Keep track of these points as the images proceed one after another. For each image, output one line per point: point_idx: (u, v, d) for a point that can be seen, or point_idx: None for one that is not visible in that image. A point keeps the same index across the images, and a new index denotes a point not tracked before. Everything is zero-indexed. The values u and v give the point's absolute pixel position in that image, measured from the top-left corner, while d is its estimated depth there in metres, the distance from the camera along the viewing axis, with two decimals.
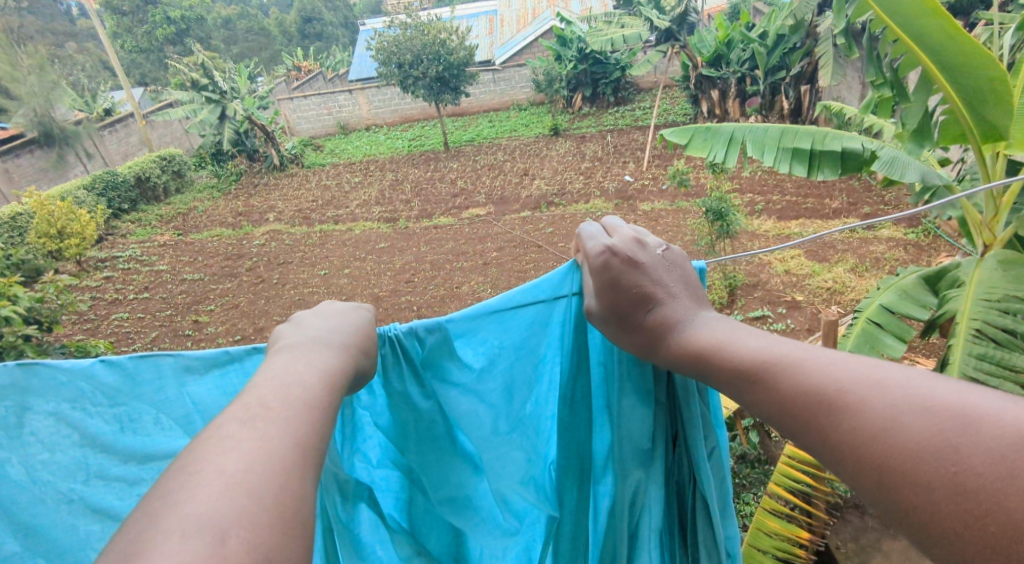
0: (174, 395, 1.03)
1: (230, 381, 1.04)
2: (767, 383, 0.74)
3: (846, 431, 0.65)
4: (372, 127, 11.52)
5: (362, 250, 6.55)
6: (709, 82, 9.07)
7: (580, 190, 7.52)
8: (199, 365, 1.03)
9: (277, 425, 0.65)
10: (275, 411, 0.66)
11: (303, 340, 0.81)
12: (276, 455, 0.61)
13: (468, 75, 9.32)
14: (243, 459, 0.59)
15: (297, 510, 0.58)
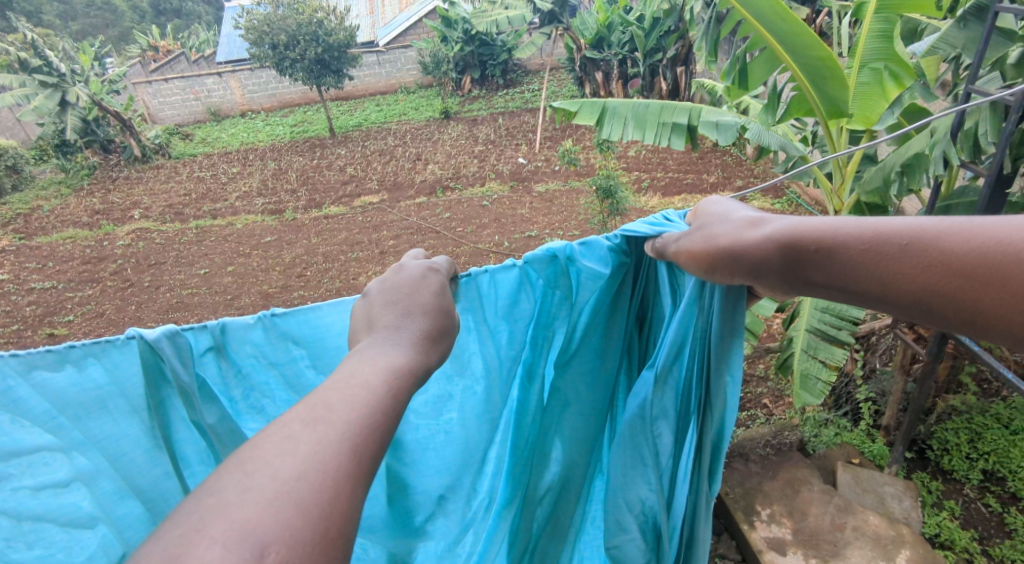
0: (24, 394, 0.85)
1: (89, 377, 0.88)
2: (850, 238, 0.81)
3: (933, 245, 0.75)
4: (248, 114, 10.72)
5: (246, 245, 6.11)
6: (593, 64, 9.35)
7: (475, 173, 7.50)
8: (52, 358, 0.85)
9: (334, 429, 0.63)
10: (336, 414, 0.64)
11: (378, 337, 0.79)
12: (329, 455, 0.60)
13: (350, 58, 8.94)
14: (296, 464, 0.58)
15: (336, 523, 0.57)
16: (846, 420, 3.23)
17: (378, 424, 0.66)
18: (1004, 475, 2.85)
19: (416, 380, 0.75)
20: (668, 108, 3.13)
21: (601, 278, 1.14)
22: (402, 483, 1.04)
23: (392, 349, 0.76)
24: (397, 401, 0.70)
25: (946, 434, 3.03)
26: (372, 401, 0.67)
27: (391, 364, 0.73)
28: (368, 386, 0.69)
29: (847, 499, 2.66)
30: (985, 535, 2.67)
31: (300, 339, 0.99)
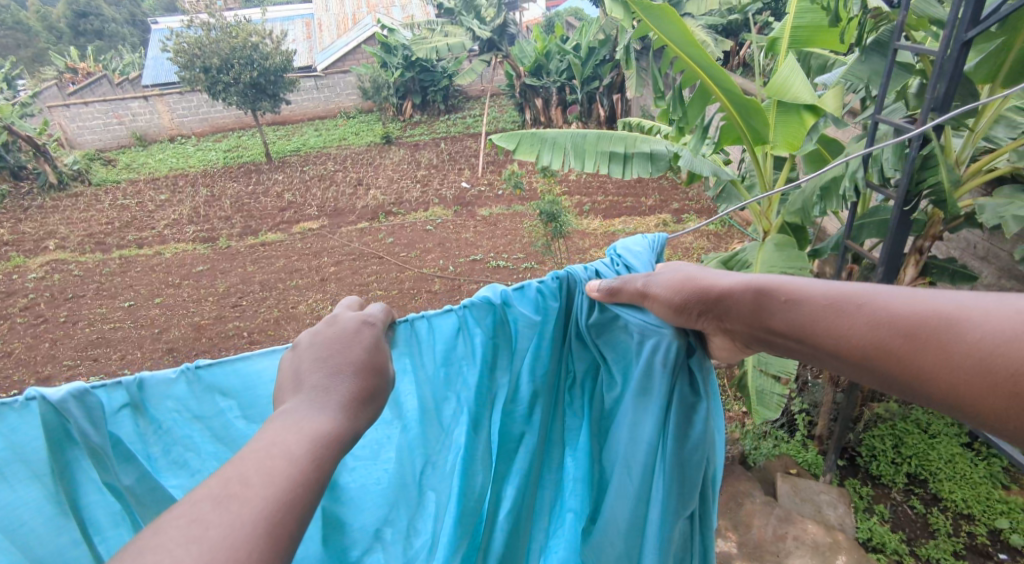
0: None
1: None
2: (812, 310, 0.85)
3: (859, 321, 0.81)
4: (177, 138, 10.29)
5: (175, 274, 5.81)
6: (533, 91, 9.58)
7: (418, 197, 7.46)
8: None
9: (247, 507, 0.61)
10: (250, 489, 0.62)
11: (303, 401, 0.76)
12: (240, 541, 0.58)
13: (287, 82, 8.77)
14: (203, 552, 0.56)
15: None
16: (783, 431, 3.36)
17: (297, 501, 0.64)
18: (926, 478, 3.02)
19: (343, 448, 0.73)
20: (604, 137, 3.21)
21: (537, 322, 1.11)
22: (337, 523, 0.99)
23: (318, 417, 0.74)
24: (319, 470, 0.68)
25: (873, 441, 3.20)
26: (292, 473, 0.66)
27: (315, 431, 0.71)
28: (288, 457, 0.67)
29: (787, 509, 2.74)
30: (913, 535, 2.81)
31: (229, 390, 0.92)
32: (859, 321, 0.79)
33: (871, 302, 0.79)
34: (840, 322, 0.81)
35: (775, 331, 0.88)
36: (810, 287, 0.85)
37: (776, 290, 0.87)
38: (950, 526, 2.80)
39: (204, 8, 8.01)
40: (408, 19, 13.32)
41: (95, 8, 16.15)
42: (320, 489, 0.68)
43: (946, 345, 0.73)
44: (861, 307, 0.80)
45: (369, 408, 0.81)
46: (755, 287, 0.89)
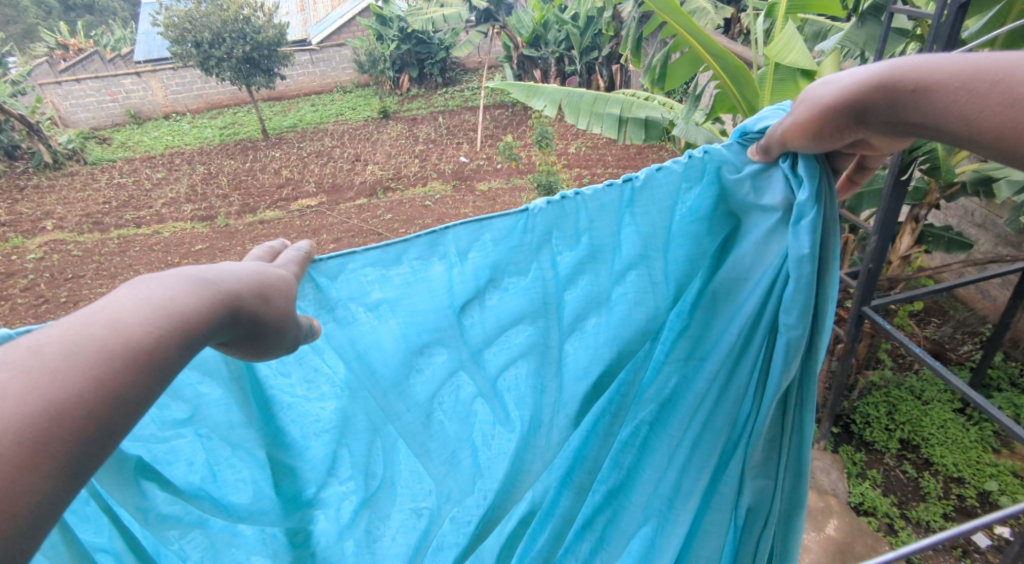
0: None
1: None
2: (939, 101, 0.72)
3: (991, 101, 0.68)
4: (172, 116, 10.17)
5: (174, 254, 5.81)
6: (530, 62, 9.45)
7: (415, 173, 7.42)
8: None
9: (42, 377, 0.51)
10: (48, 358, 0.51)
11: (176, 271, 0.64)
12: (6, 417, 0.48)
13: (281, 56, 8.57)
14: None
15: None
16: None
17: (113, 382, 0.54)
18: (918, 443, 3.07)
19: (199, 335, 0.61)
20: (600, 99, 3.17)
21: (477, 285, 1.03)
22: (286, 466, 0.99)
23: (169, 287, 0.61)
24: (155, 351, 0.57)
25: (867, 407, 3.25)
26: (108, 345, 0.54)
27: (166, 301, 0.59)
28: (114, 326, 0.55)
29: None
30: (903, 499, 2.86)
31: None
32: (992, 101, 0.67)
33: (1010, 79, 0.66)
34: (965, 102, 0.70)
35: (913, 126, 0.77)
36: (948, 67, 0.72)
37: (905, 79, 0.75)
38: (940, 489, 2.86)
39: None
40: None
41: None
42: (154, 380, 0.57)
43: None
44: (997, 85, 0.67)
45: (257, 303, 0.70)
46: (881, 80, 0.77)
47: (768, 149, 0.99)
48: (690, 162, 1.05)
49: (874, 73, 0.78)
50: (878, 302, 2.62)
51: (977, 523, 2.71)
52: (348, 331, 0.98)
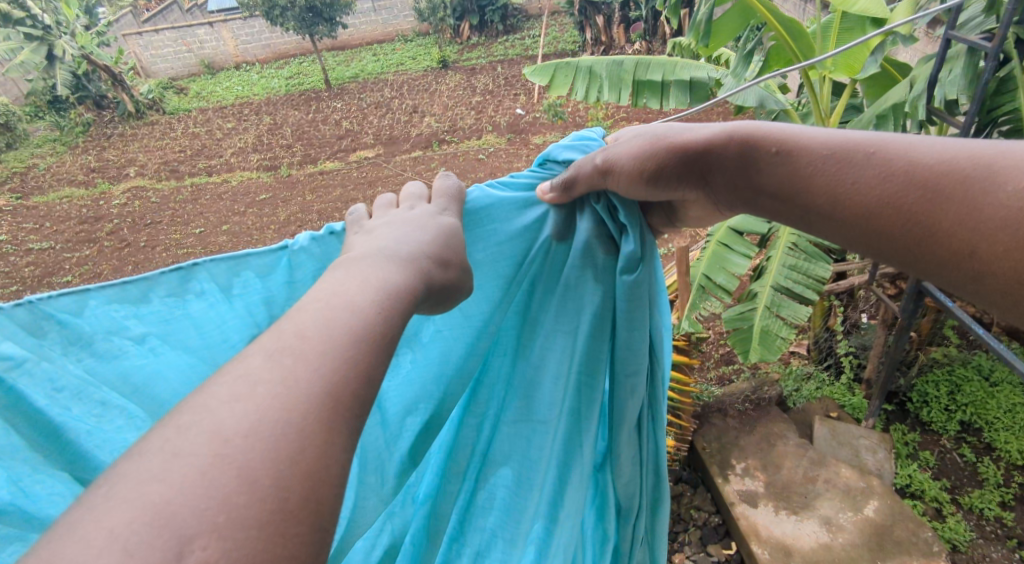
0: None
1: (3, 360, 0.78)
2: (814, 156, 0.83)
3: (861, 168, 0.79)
4: (242, 66, 10.37)
5: (241, 203, 6.05)
6: (594, 8, 9.00)
7: (471, 125, 7.34)
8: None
9: (295, 358, 0.59)
10: (309, 341, 0.61)
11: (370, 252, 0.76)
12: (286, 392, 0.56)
13: (344, 4, 8.42)
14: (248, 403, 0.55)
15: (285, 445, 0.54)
16: (828, 374, 3.25)
17: (367, 358, 0.63)
18: (980, 426, 2.88)
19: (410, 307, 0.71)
20: (642, 64, 3.03)
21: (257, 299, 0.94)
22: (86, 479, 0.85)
23: (381, 270, 0.72)
24: (388, 326, 0.66)
25: (926, 386, 3.06)
26: (354, 326, 0.64)
27: (381, 282, 0.70)
28: (353, 310, 0.65)
29: (822, 453, 2.71)
30: (958, 483, 2.71)
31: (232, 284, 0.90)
32: (866, 171, 0.79)
33: (880, 150, 0.79)
34: (840, 169, 0.81)
35: (768, 191, 0.87)
36: (804, 140, 0.84)
37: (768, 141, 0.86)
38: (1000, 476, 2.68)
39: None
40: None
41: None
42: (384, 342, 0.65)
43: (950, 192, 0.73)
44: (872, 155, 0.79)
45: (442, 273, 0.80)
46: (745, 136, 0.87)
47: (570, 185, 0.98)
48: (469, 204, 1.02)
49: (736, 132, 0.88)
50: None
51: None
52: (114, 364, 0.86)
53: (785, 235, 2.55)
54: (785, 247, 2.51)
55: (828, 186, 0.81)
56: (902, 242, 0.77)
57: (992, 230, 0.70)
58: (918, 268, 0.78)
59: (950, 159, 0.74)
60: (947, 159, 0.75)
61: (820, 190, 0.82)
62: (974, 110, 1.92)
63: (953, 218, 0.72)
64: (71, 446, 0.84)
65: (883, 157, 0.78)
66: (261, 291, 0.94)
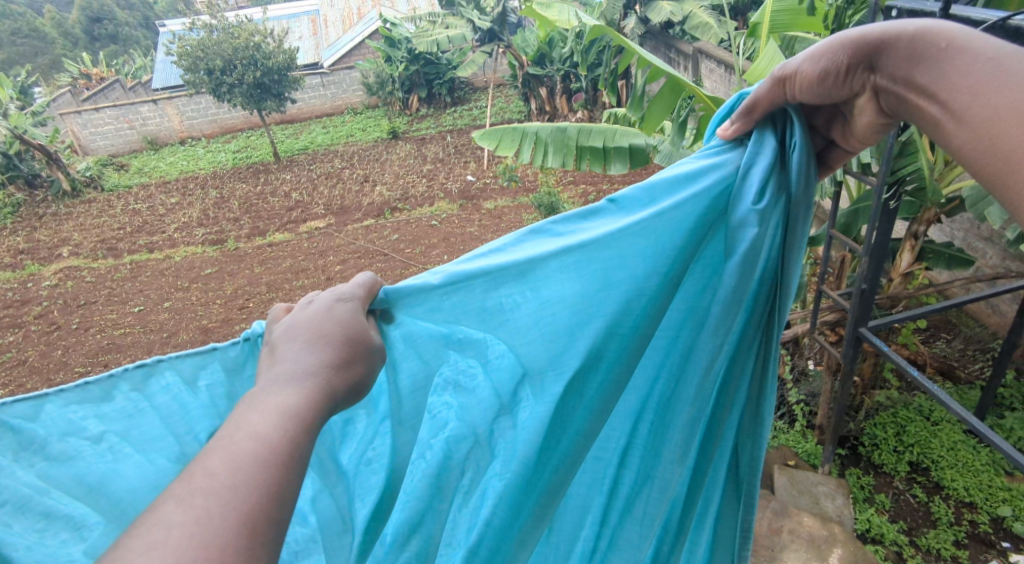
0: None
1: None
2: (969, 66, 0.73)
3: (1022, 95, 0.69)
4: (188, 141, 10.27)
5: (184, 279, 5.85)
6: (537, 80, 9.45)
7: (423, 193, 7.45)
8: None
9: (209, 498, 0.58)
10: (220, 480, 0.60)
11: (274, 376, 0.72)
12: (212, 534, 0.56)
13: (292, 80, 8.58)
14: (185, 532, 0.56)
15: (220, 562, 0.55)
16: (782, 422, 3.34)
17: (276, 483, 0.62)
18: (928, 465, 2.97)
19: (318, 423, 0.70)
20: (584, 131, 3.17)
21: (224, 391, 0.93)
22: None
23: (280, 393, 0.69)
24: (295, 448, 0.65)
25: (874, 429, 3.16)
26: (262, 454, 0.63)
27: (283, 407, 0.68)
28: (258, 440, 0.64)
29: (784, 503, 2.72)
30: (914, 525, 2.76)
31: (190, 380, 0.91)
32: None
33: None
34: (1004, 89, 0.71)
35: (921, 93, 0.78)
36: (982, 36, 0.74)
37: (939, 35, 0.76)
38: (951, 515, 2.75)
39: (206, 9, 7.99)
40: (413, 11, 13.19)
41: (107, 12, 16.11)
42: (293, 471, 0.64)
43: None
44: None
45: (349, 391, 0.76)
46: (920, 33, 0.77)
47: (750, 108, 0.95)
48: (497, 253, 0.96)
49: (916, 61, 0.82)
50: (876, 323, 2.57)
51: (992, 550, 2.60)
52: (73, 466, 0.87)
53: None
54: None
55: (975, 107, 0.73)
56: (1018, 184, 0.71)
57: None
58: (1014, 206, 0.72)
59: None
60: None
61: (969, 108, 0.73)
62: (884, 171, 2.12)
63: None
64: (5, 559, 0.80)
65: None
66: (226, 388, 0.93)
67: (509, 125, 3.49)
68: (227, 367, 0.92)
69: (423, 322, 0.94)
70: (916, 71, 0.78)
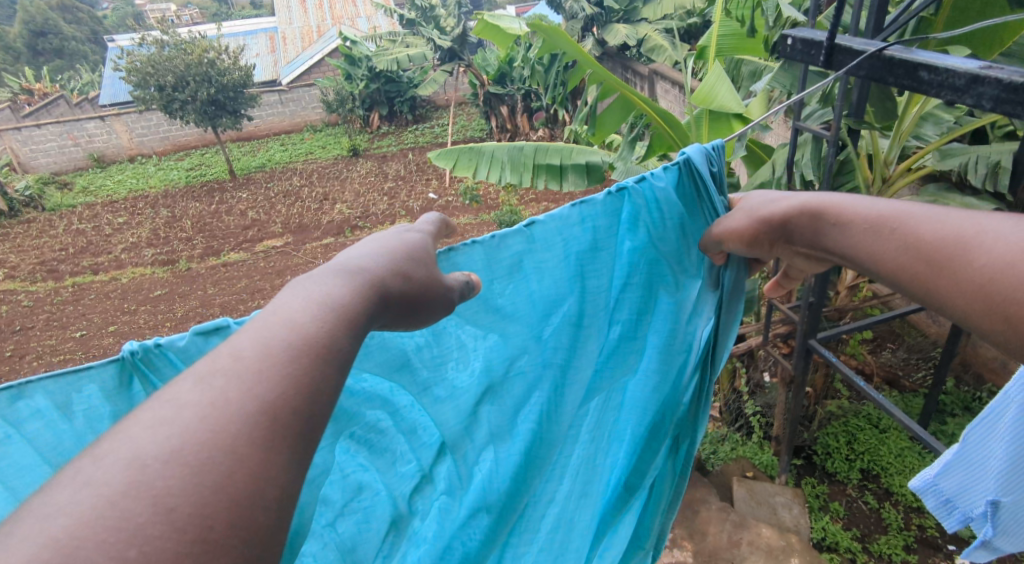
0: None
1: None
2: (846, 226, 0.84)
3: (896, 244, 0.77)
4: (137, 158, 9.89)
5: (131, 301, 5.60)
6: (498, 99, 9.55)
7: (384, 210, 7.38)
8: None
9: (227, 378, 0.52)
10: (246, 359, 0.54)
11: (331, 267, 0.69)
12: (225, 410, 0.50)
13: (248, 98, 8.40)
14: (195, 411, 0.49)
15: (227, 439, 0.49)
16: (740, 435, 3.40)
17: (306, 377, 0.55)
18: (878, 473, 3.07)
19: (361, 324, 0.64)
20: (540, 150, 3.20)
21: (103, 417, 0.82)
22: None
23: (325, 286, 0.64)
24: (335, 342, 0.59)
25: (827, 438, 3.24)
26: (291, 348, 0.56)
27: (325, 303, 0.61)
28: (291, 328, 0.58)
29: (743, 515, 2.75)
30: (866, 532, 2.83)
31: (62, 405, 0.80)
32: (894, 245, 0.77)
33: (903, 226, 0.77)
34: (877, 241, 0.79)
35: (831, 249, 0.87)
36: (856, 202, 0.84)
37: (828, 210, 0.87)
38: (901, 520, 2.84)
39: (157, 25, 7.78)
40: (373, 29, 13.16)
41: (52, 25, 15.48)
42: (330, 362, 0.58)
43: (963, 263, 0.69)
44: (912, 225, 0.76)
45: (401, 299, 0.71)
46: (806, 208, 0.90)
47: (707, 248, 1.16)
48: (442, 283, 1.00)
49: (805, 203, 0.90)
50: (824, 335, 2.65)
51: (939, 554, 2.69)
52: None
53: None
54: None
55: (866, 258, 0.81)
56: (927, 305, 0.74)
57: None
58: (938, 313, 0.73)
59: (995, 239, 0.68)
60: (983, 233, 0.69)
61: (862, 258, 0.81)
62: (826, 186, 2.21)
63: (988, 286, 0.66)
64: None
65: (928, 226, 0.74)
66: (109, 411, 0.83)
67: (465, 145, 3.48)
68: (106, 389, 0.82)
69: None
70: (806, 228, 0.90)
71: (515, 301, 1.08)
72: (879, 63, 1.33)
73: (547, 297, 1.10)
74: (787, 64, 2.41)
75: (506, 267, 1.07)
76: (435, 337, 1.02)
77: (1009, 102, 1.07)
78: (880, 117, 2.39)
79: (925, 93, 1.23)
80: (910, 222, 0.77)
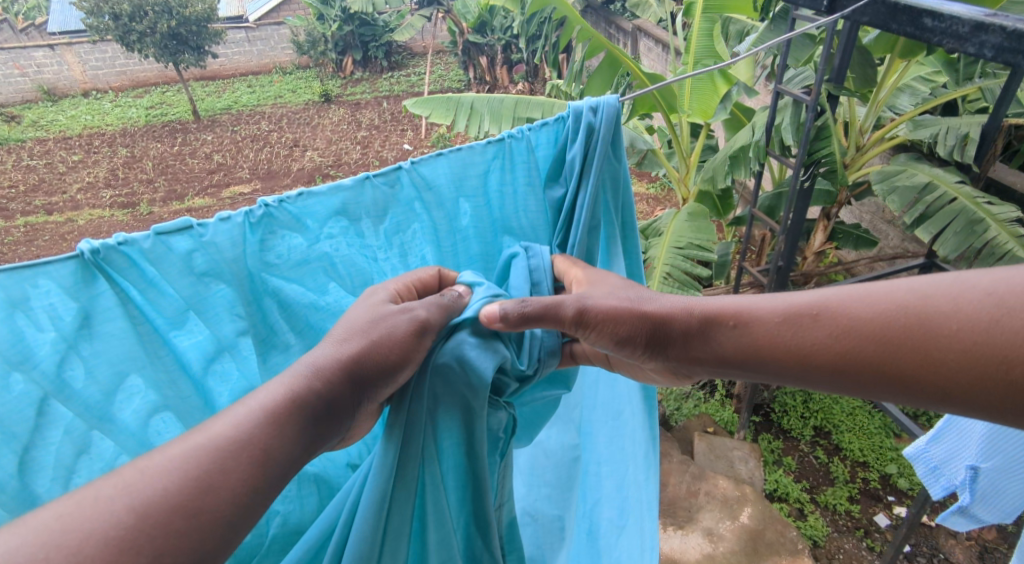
0: None
1: None
2: (752, 323, 0.93)
3: (844, 317, 0.86)
4: (93, 95, 8.46)
5: (90, 245, 5.24)
6: (477, 49, 9.25)
7: (357, 160, 7.21)
8: None
9: (160, 461, 0.65)
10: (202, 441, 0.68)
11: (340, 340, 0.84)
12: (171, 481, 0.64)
13: (213, 33, 7.45)
14: (164, 474, 0.64)
15: (161, 510, 0.62)
16: (704, 392, 3.52)
17: (198, 475, 0.65)
18: (829, 430, 3.22)
19: (279, 444, 0.71)
20: (522, 103, 3.18)
21: (67, 310, 0.76)
22: None
23: (267, 388, 0.74)
24: (245, 452, 0.69)
25: (785, 397, 3.38)
26: (188, 466, 0.66)
27: (257, 407, 0.72)
28: (205, 450, 0.67)
29: (702, 468, 2.86)
30: (815, 484, 2.98)
31: (19, 302, 0.72)
32: (823, 333, 0.87)
33: (827, 312, 0.88)
34: (813, 331, 0.88)
35: (745, 339, 0.93)
36: (756, 311, 0.93)
37: (725, 316, 0.95)
38: (847, 473, 3.00)
39: None
40: None
41: None
42: (262, 427, 0.71)
43: (927, 331, 0.80)
44: (852, 297, 0.87)
45: (351, 374, 0.81)
46: (702, 313, 0.96)
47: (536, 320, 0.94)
48: (424, 203, 1.08)
49: (692, 308, 0.97)
50: None
51: (879, 503, 2.86)
52: None
53: (660, 264, 2.69)
54: (660, 276, 2.65)
55: (815, 339, 0.88)
56: (910, 378, 0.81)
57: (1006, 346, 0.74)
58: (922, 385, 0.80)
59: (972, 298, 0.78)
60: (954, 299, 0.79)
61: (808, 340, 0.88)
62: (802, 154, 2.24)
63: (976, 341, 0.76)
64: None
65: (880, 301, 0.84)
66: (71, 307, 0.76)
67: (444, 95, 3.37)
68: (62, 286, 0.75)
69: (293, 285, 0.94)
70: (712, 324, 0.96)
71: (477, 215, 1.16)
72: (883, 9, 1.44)
73: (503, 221, 1.20)
74: (775, 24, 2.40)
75: (474, 187, 1.13)
76: (401, 258, 1.08)
77: (1011, 50, 1.17)
78: (860, 84, 2.38)
79: (927, 40, 1.36)
80: (854, 295, 0.87)
